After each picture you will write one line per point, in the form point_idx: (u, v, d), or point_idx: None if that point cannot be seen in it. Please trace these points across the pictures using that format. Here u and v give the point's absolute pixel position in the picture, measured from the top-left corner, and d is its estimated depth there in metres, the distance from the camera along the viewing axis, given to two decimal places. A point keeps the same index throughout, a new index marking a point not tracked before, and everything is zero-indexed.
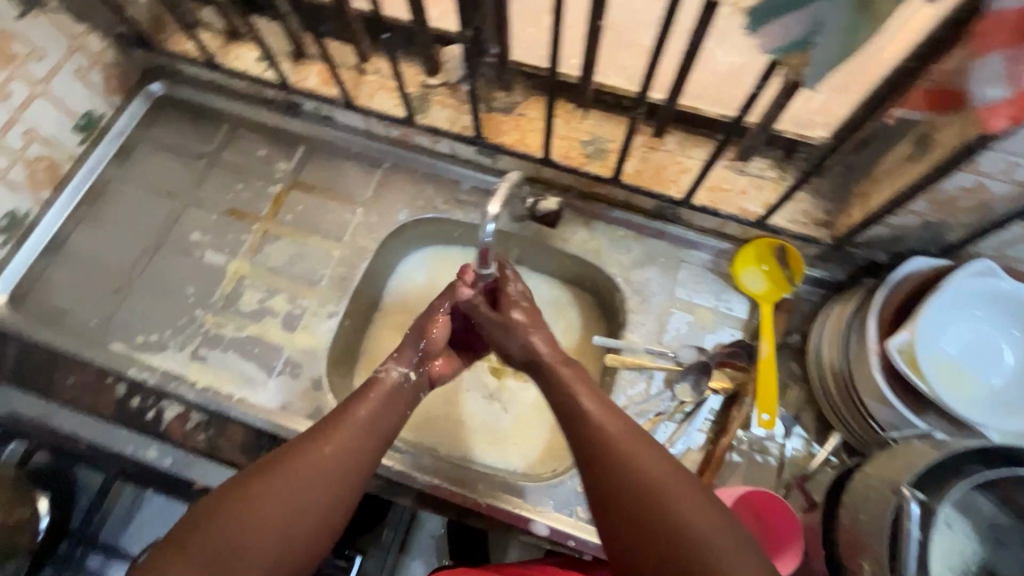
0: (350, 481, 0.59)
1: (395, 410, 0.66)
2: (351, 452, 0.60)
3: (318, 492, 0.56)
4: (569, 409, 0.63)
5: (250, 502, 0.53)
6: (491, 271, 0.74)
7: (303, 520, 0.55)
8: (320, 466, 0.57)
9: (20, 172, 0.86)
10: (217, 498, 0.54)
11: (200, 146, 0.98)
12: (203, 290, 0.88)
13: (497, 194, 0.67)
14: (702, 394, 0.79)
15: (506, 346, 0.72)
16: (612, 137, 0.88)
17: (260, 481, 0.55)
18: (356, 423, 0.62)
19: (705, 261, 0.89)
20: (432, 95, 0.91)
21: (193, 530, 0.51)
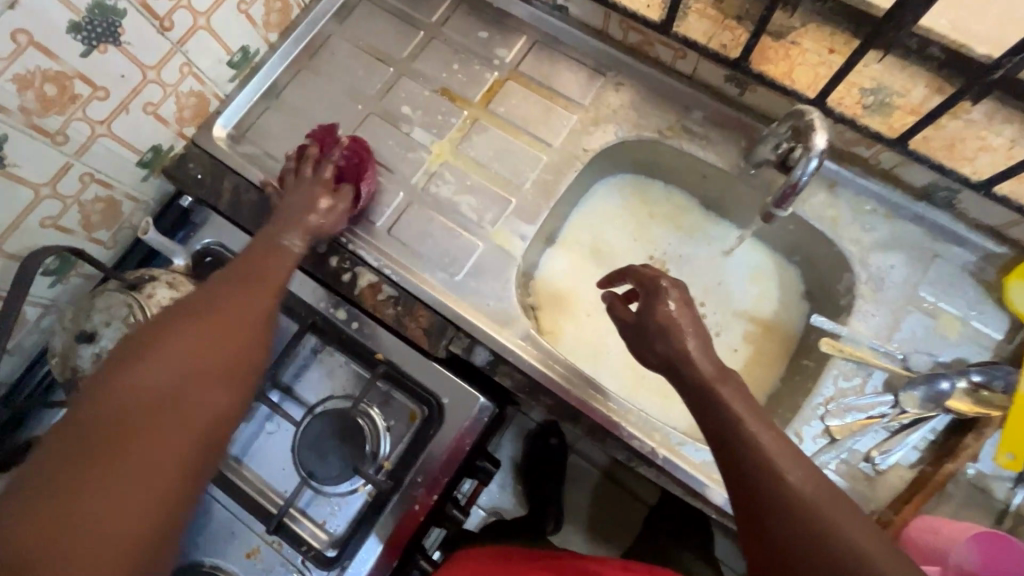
0: (262, 313, 0.61)
1: (278, 263, 0.68)
2: (250, 295, 0.61)
3: (224, 324, 0.56)
4: (728, 425, 0.56)
5: (145, 351, 0.51)
6: (785, 213, 0.71)
7: (222, 352, 0.54)
8: (231, 308, 0.59)
9: (259, 9, 0.85)
10: (122, 351, 0.51)
11: (421, 15, 0.93)
12: (406, 167, 0.86)
13: (819, 124, 0.63)
14: (931, 409, 0.69)
15: (673, 366, 0.62)
16: (902, 91, 0.73)
17: (172, 326, 0.54)
18: (263, 281, 0.64)
19: (966, 262, 0.75)
20: (692, 1, 0.80)
21: (123, 360, 0.50)
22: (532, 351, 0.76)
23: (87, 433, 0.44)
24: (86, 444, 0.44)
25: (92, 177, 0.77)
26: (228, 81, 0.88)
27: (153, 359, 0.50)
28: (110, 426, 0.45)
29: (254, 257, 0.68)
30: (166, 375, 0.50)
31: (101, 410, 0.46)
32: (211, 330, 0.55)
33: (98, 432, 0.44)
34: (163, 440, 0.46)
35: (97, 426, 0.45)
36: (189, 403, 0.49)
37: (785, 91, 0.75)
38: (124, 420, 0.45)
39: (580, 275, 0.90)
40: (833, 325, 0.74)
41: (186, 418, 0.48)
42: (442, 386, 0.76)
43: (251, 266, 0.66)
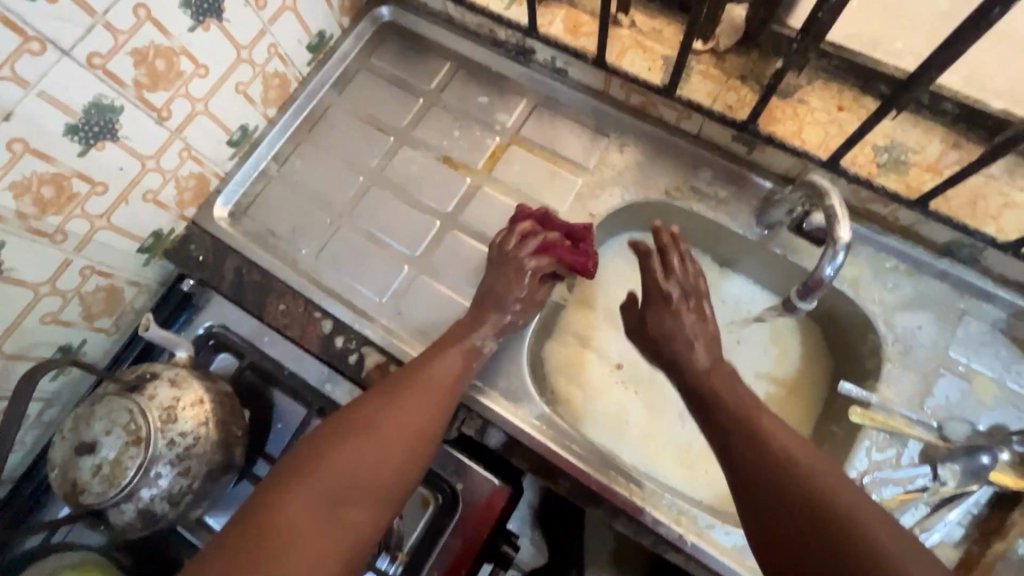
0: (425, 419, 0.66)
1: (458, 361, 0.70)
2: (424, 394, 0.67)
3: (383, 437, 0.63)
4: (709, 391, 0.64)
5: (333, 444, 0.62)
6: (809, 305, 0.67)
7: (381, 462, 0.62)
8: (384, 418, 0.65)
9: (257, 87, 0.85)
10: (305, 454, 0.61)
11: (420, 82, 0.92)
12: (411, 240, 0.84)
13: (840, 215, 0.59)
14: (972, 484, 0.65)
15: (674, 362, 0.68)
16: (919, 147, 0.71)
17: (346, 438, 0.63)
18: (432, 381, 0.68)
19: (996, 319, 0.72)
20: (694, 62, 0.78)
21: (310, 463, 0.60)
22: (549, 432, 0.73)
23: (244, 542, 0.53)
24: (248, 546, 0.52)
25: (92, 269, 0.75)
26: (228, 159, 0.87)
27: (327, 459, 0.61)
28: (285, 530, 0.54)
29: (439, 350, 0.71)
30: (320, 482, 0.59)
31: (285, 515, 0.55)
32: (392, 441, 0.64)
33: (269, 546, 0.53)
34: (314, 550, 0.54)
35: (255, 526, 0.54)
36: (344, 521, 0.58)
37: (797, 152, 0.73)
38: (297, 539, 0.54)
39: (593, 339, 0.87)
40: (864, 393, 0.70)
41: (352, 527, 0.58)
42: (456, 471, 0.74)
43: (423, 370, 0.69)
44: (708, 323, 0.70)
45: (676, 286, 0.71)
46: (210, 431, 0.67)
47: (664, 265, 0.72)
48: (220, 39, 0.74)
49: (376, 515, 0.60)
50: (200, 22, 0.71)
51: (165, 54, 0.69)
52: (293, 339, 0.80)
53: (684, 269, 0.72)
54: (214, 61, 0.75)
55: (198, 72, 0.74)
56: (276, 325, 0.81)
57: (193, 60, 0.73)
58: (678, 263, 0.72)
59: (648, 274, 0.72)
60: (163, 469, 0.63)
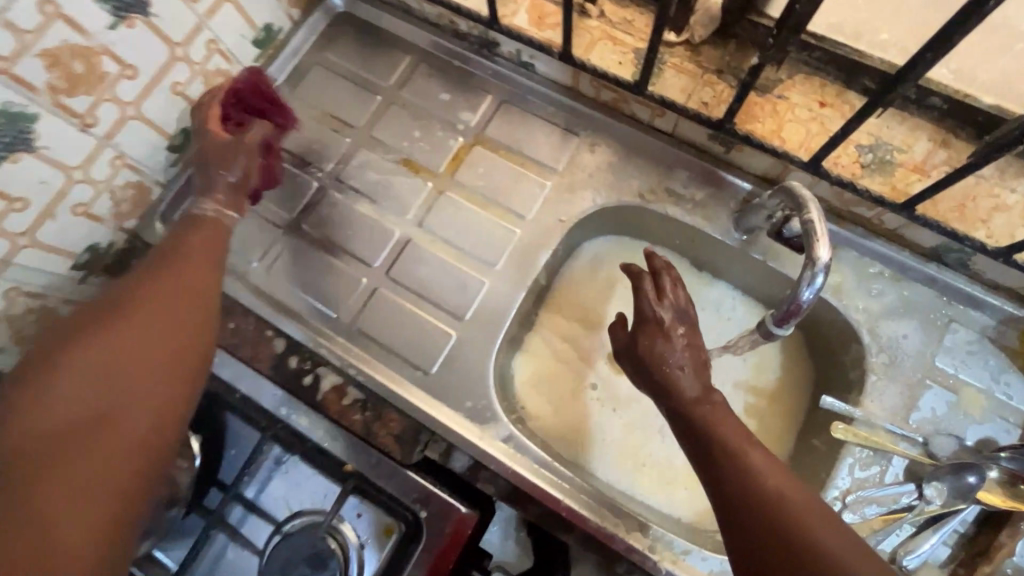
0: (173, 304, 0.61)
1: (214, 237, 0.68)
2: (185, 286, 0.63)
3: (154, 323, 0.59)
4: (702, 425, 0.57)
5: (78, 344, 0.56)
6: (786, 331, 0.59)
7: (139, 356, 0.57)
8: (127, 321, 0.58)
9: (198, 87, 0.78)
10: (41, 356, 0.55)
11: (377, 79, 0.86)
12: (370, 250, 0.79)
13: (818, 232, 0.54)
14: (960, 503, 0.61)
15: (660, 389, 0.61)
16: (905, 146, 0.67)
17: (87, 331, 0.57)
18: (187, 265, 0.64)
19: (985, 326, 0.68)
20: (667, 55, 0.73)
21: (48, 371, 0.54)
22: (517, 455, 0.69)
23: (29, 464, 0.49)
24: (28, 465, 0.49)
25: (19, 291, 0.69)
26: (170, 166, 0.81)
27: (116, 368, 0.55)
28: (90, 449, 0.51)
29: (183, 232, 0.67)
30: (78, 376, 0.54)
31: (85, 432, 0.52)
32: (146, 325, 0.59)
33: (65, 454, 0.50)
34: (124, 449, 0.53)
35: (51, 425, 0.51)
36: (131, 400, 0.55)
37: (776, 152, 0.68)
38: (72, 437, 0.51)
39: (566, 350, 0.82)
40: (846, 406, 0.67)
41: (141, 407, 0.55)
42: (420, 498, 0.68)
43: (182, 257, 0.65)
44: (702, 350, 0.62)
45: (669, 312, 0.61)
46: None
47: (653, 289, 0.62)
48: (148, 36, 0.68)
49: (180, 389, 0.58)
50: (122, 18, 0.64)
51: (83, 55, 0.63)
52: (244, 360, 0.75)
53: (677, 293, 0.63)
54: (142, 61, 0.69)
55: (124, 73, 0.68)
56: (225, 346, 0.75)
57: (117, 59, 0.66)
58: (671, 286, 0.63)
59: (640, 295, 0.62)
60: None
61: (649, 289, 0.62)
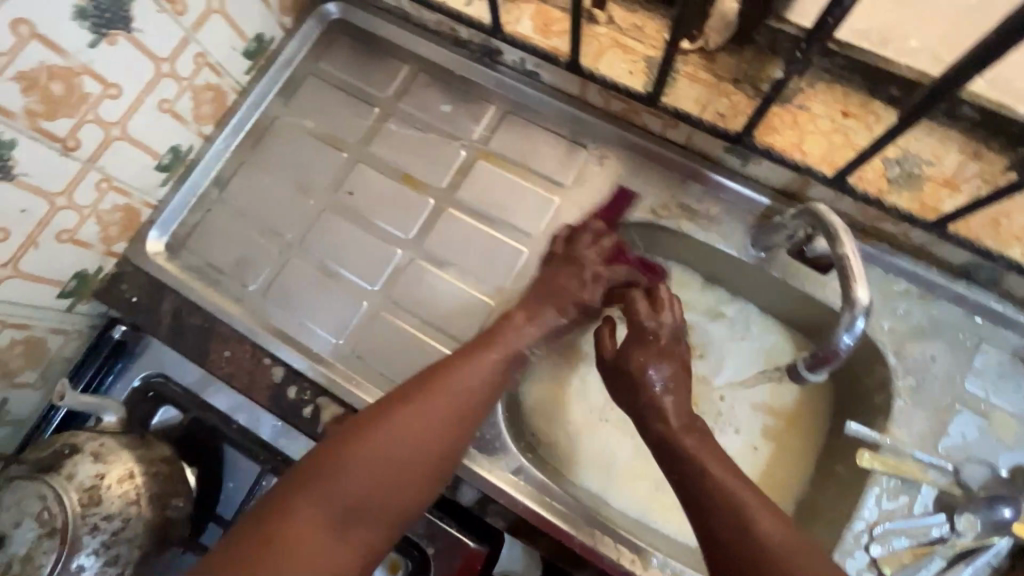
0: (454, 433, 0.62)
1: (490, 369, 0.64)
2: (450, 404, 0.62)
3: (417, 433, 0.60)
4: (688, 463, 0.58)
5: (354, 454, 0.58)
6: (819, 376, 0.57)
7: (393, 470, 0.59)
8: (401, 433, 0.60)
9: (187, 103, 0.74)
10: (343, 432, 0.60)
11: (375, 89, 0.82)
12: (370, 272, 0.76)
13: (855, 272, 0.51)
14: (993, 537, 0.59)
15: (642, 413, 0.63)
16: (934, 159, 0.63)
17: (376, 423, 0.60)
18: (461, 388, 0.63)
19: (1016, 346, 0.65)
20: (681, 63, 0.69)
21: (337, 463, 0.58)
22: (527, 488, 0.66)
23: (260, 548, 0.53)
24: (264, 548, 0.53)
25: (3, 322, 0.65)
26: (160, 185, 0.77)
27: (374, 452, 0.59)
28: (292, 544, 0.54)
29: (469, 352, 0.65)
30: (354, 475, 0.58)
31: (306, 539, 0.55)
32: (416, 437, 0.60)
33: (270, 555, 0.53)
34: (343, 559, 0.56)
35: (287, 518, 0.55)
36: (382, 508, 0.58)
37: (797, 167, 0.64)
38: (316, 521, 0.56)
39: (575, 371, 0.79)
40: (874, 433, 0.64)
41: (380, 512, 0.58)
42: (428, 532, 0.66)
43: (452, 373, 0.63)
44: (686, 372, 0.64)
45: (657, 328, 0.64)
46: (142, 510, 0.60)
47: (641, 308, 0.65)
48: (132, 53, 0.64)
49: (414, 502, 0.60)
50: (103, 35, 0.60)
51: (62, 75, 0.59)
52: (241, 389, 0.71)
53: (669, 305, 0.65)
54: (127, 79, 0.65)
55: (108, 93, 0.64)
56: (220, 375, 0.72)
57: (100, 79, 0.63)
58: (665, 298, 0.66)
59: (632, 307, 0.66)
60: (86, 560, 0.56)
61: (642, 301, 0.66)
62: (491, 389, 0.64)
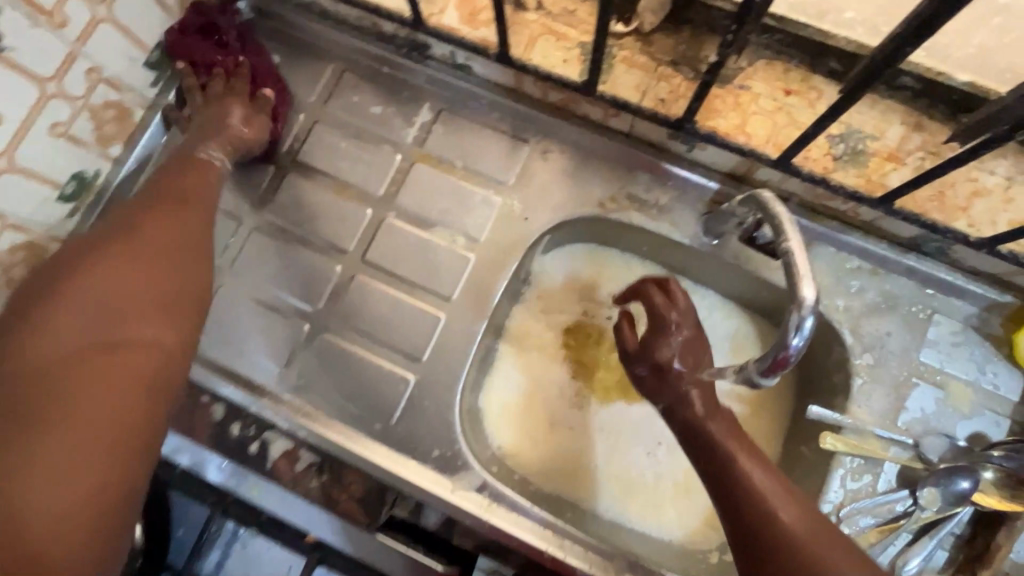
0: (177, 233, 0.59)
1: (200, 179, 0.65)
2: (174, 213, 0.60)
3: (140, 236, 0.56)
4: (708, 448, 0.55)
5: (85, 263, 0.54)
6: (769, 384, 0.51)
7: (112, 291, 0.52)
8: (118, 246, 0.55)
9: (85, 124, 0.67)
10: (56, 267, 0.54)
11: (298, 94, 0.76)
12: (311, 293, 0.71)
13: (801, 268, 0.48)
14: (955, 507, 0.60)
15: (666, 401, 0.59)
16: (876, 133, 0.62)
17: (90, 255, 0.54)
18: (184, 196, 0.62)
19: (968, 316, 0.65)
20: (617, 48, 0.66)
21: (56, 302, 0.51)
22: (493, 506, 0.64)
23: (22, 397, 0.45)
24: (17, 396, 0.45)
25: None
26: (67, 218, 0.70)
27: (91, 266, 0.53)
28: (48, 401, 0.44)
29: (171, 168, 0.65)
30: (85, 292, 0.52)
31: (37, 402, 0.44)
32: (134, 247, 0.56)
33: (38, 393, 0.45)
34: (91, 421, 0.44)
35: (28, 380, 0.46)
36: (100, 336, 0.49)
37: (742, 151, 0.62)
38: (74, 347, 0.48)
39: (536, 373, 0.77)
40: (835, 415, 0.63)
41: (134, 356, 0.49)
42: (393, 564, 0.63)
43: (168, 183, 0.63)
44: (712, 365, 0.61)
45: (677, 316, 0.60)
46: None
47: (656, 296, 0.62)
48: (6, 76, 0.57)
49: (162, 343, 0.52)
50: None
51: None
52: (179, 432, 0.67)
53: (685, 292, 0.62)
54: (6, 105, 0.58)
55: None
56: None
57: None
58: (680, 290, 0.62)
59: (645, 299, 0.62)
60: None
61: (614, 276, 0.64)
62: (163, 196, 0.61)
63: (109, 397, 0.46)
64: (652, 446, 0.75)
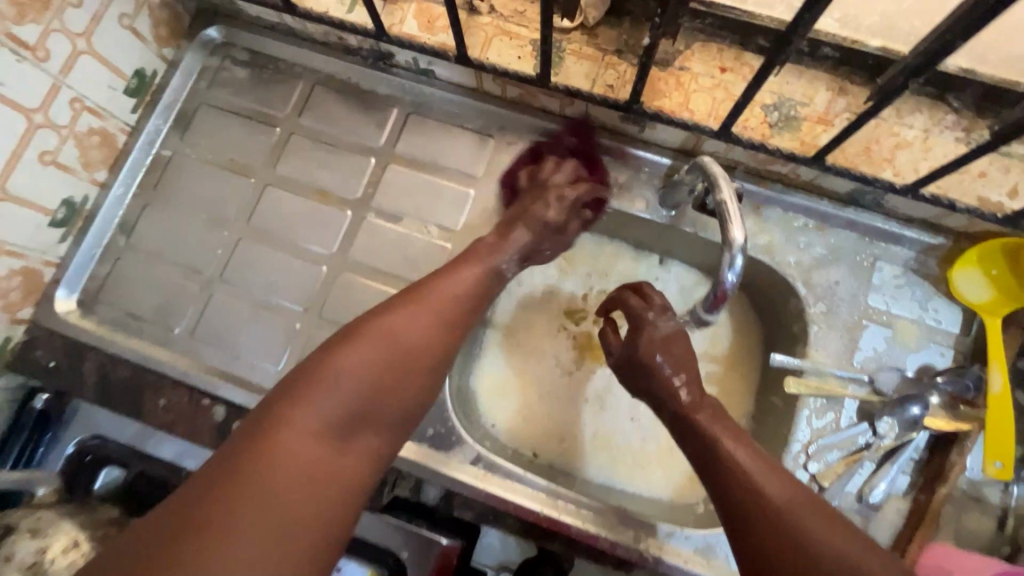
0: (439, 334, 0.59)
1: (478, 276, 0.65)
2: (432, 311, 0.60)
3: (412, 340, 0.57)
4: (692, 431, 0.60)
5: (358, 351, 0.54)
6: (716, 317, 0.61)
7: (375, 385, 0.54)
8: (394, 342, 0.56)
9: (72, 152, 0.71)
10: (329, 349, 0.55)
11: (272, 109, 0.81)
12: (299, 294, 0.75)
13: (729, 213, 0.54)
14: (910, 433, 0.65)
15: (655, 394, 0.64)
16: (806, 99, 0.68)
17: (354, 345, 0.55)
18: (447, 292, 0.62)
19: (907, 259, 0.71)
20: (566, 42, 0.71)
21: (330, 390, 0.52)
22: (488, 476, 0.68)
23: (226, 488, 0.45)
24: (232, 487, 0.46)
25: None
26: (59, 242, 0.74)
27: (372, 354, 0.55)
28: (253, 498, 0.45)
29: (451, 265, 0.65)
30: (360, 387, 0.53)
31: (259, 497, 0.45)
32: (404, 343, 0.57)
33: (247, 489, 0.46)
34: (293, 525, 0.46)
35: (276, 471, 0.47)
36: (305, 433, 0.50)
37: (687, 127, 0.68)
38: (290, 442, 0.49)
39: (521, 352, 0.81)
40: (797, 361, 0.68)
41: (350, 463, 0.51)
42: (399, 539, 0.66)
43: (440, 285, 0.62)
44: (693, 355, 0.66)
45: (654, 315, 0.67)
46: None
47: (636, 301, 0.68)
48: None
49: (372, 452, 0.54)
50: None
51: None
52: (183, 435, 0.70)
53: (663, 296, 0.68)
54: None
55: None
56: (160, 425, 0.70)
57: None
58: (657, 295, 0.68)
59: (626, 306, 0.69)
60: None
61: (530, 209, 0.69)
62: (478, 301, 0.64)
63: (313, 504, 0.48)
64: (636, 411, 0.80)
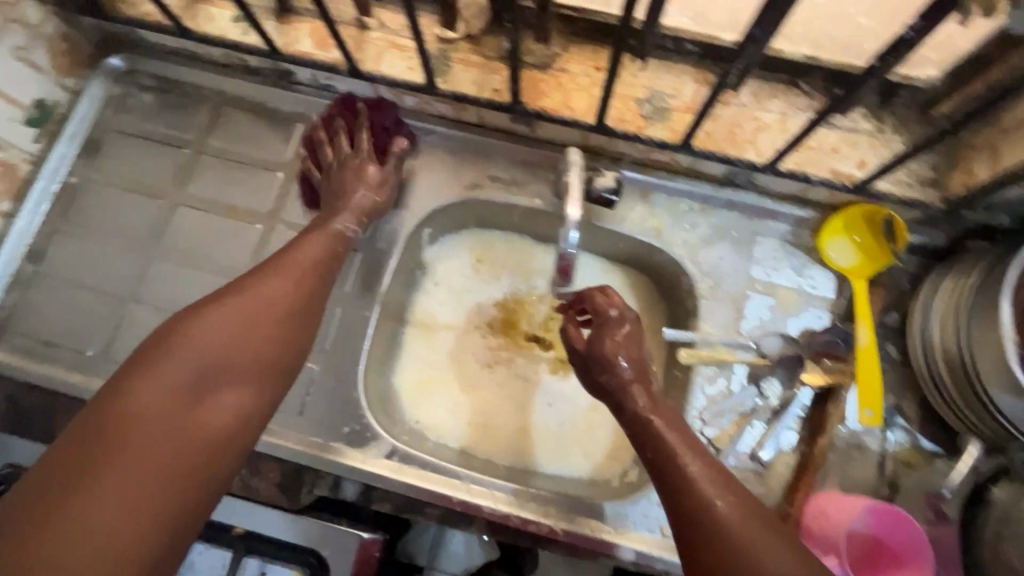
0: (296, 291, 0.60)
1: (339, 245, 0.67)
2: (286, 273, 0.61)
3: (263, 297, 0.58)
4: (648, 434, 0.57)
5: (208, 310, 0.54)
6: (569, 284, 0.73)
7: (228, 339, 0.54)
8: (243, 299, 0.56)
9: None
10: (181, 313, 0.54)
11: (179, 131, 0.83)
12: None
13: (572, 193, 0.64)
14: (793, 391, 0.70)
15: (614, 397, 0.62)
16: (675, 92, 0.73)
17: (205, 305, 0.55)
18: (302, 257, 0.63)
19: (784, 232, 0.77)
20: (453, 51, 0.76)
21: (175, 347, 0.51)
22: (404, 469, 0.70)
23: (76, 447, 0.45)
24: (83, 446, 0.45)
25: None
26: None
27: (223, 310, 0.55)
28: (101, 456, 0.45)
29: (309, 233, 0.66)
30: (213, 344, 0.53)
31: (105, 453, 0.45)
32: (259, 300, 0.57)
33: (92, 448, 0.45)
34: (140, 477, 0.45)
35: (121, 427, 0.46)
36: (154, 390, 0.49)
37: (567, 123, 0.73)
38: (136, 400, 0.48)
39: (440, 350, 0.84)
40: (686, 334, 0.73)
41: (210, 416, 0.50)
42: (318, 537, 0.67)
43: (295, 250, 0.63)
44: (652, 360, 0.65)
45: (616, 313, 0.66)
46: None
47: (599, 296, 0.68)
48: None
49: (236, 406, 0.52)
50: None
51: None
52: None
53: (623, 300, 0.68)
54: None
55: None
56: None
57: None
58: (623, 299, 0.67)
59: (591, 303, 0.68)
60: None
61: (366, 131, 0.74)
62: (332, 262, 0.66)
63: (165, 456, 0.47)
64: (555, 397, 0.83)
